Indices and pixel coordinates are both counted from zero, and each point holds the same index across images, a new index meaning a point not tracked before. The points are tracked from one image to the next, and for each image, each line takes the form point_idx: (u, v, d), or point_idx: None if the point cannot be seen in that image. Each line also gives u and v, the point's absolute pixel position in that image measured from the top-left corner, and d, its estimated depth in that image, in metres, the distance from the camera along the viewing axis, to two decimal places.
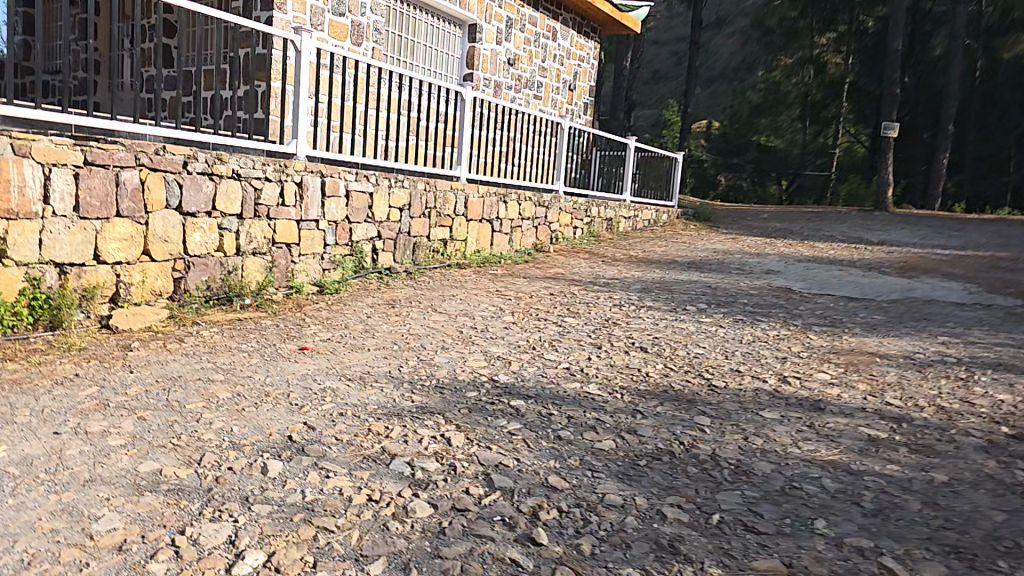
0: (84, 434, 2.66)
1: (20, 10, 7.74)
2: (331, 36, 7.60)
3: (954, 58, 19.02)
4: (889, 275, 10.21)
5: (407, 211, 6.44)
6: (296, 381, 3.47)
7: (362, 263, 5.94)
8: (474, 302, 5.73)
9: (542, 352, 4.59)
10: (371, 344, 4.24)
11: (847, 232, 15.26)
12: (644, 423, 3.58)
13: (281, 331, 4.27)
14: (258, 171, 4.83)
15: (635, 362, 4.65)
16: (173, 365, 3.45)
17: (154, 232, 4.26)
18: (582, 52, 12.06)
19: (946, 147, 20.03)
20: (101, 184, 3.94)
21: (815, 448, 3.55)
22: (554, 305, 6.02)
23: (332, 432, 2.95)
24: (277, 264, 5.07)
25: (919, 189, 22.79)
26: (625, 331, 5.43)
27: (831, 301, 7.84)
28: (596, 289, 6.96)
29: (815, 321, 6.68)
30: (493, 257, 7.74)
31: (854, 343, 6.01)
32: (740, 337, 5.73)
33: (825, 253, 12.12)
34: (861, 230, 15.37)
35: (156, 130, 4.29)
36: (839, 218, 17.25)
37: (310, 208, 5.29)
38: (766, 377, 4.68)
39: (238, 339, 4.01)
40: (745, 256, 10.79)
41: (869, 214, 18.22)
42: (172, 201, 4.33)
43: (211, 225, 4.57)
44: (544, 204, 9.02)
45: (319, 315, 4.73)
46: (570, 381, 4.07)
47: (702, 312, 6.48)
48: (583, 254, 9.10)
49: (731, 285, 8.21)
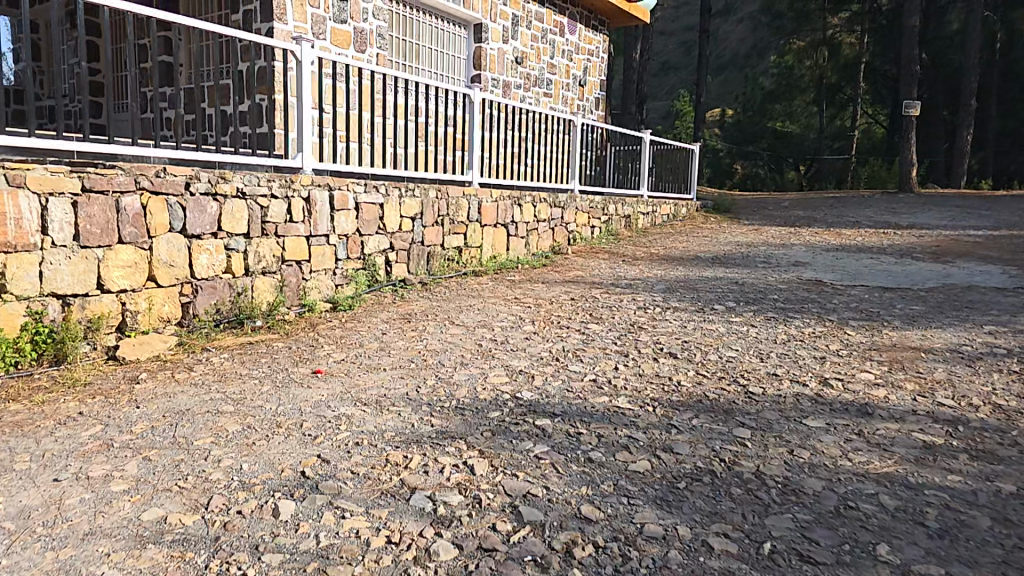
0: (85, 480, 2.53)
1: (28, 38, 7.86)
2: (334, 44, 7.47)
3: (974, 30, 18.46)
4: (923, 261, 9.78)
5: (420, 221, 6.28)
6: (310, 409, 3.31)
7: (376, 276, 5.80)
8: (492, 311, 5.54)
9: (566, 363, 4.37)
10: (388, 364, 4.07)
11: (874, 216, 14.74)
12: (679, 439, 3.34)
13: (293, 354, 4.12)
14: (263, 188, 4.70)
15: (665, 370, 4.41)
16: (181, 398, 3.32)
17: (159, 257, 4.14)
18: (591, 46, 11.78)
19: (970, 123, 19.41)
20: (101, 211, 3.82)
21: (867, 459, 3.27)
22: (576, 310, 5.80)
23: (347, 465, 2.78)
24: (288, 282, 4.95)
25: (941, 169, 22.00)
26: (652, 336, 5.19)
27: (866, 292, 7.48)
28: (618, 291, 6.73)
29: (851, 316, 6.35)
30: (510, 262, 7.54)
31: (895, 337, 5.67)
32: (774, 337, 5.45)
33: (853, 240, 11.69)
34: (889, 215, 14.83)
35: (157, 152, 4.18)
36: (863, 202, 16.71)
37: (319, 223, 5.16)
38: (806, 381, 4.40)
39: (249, 364, 3.87)
40: (770, 248, 10.43)
41: (893, 197, 17.63)
42: (176, 224, 4.21)
43: (217, 246, 4.45)
44: (559, 205, 8.80)
45: (333, 335, 4.58)
46: (597, 395, 3.85)
47: (731, 311, 6.20)
48: (602, 254, 8.86)
49: (758, 280, 7.90)
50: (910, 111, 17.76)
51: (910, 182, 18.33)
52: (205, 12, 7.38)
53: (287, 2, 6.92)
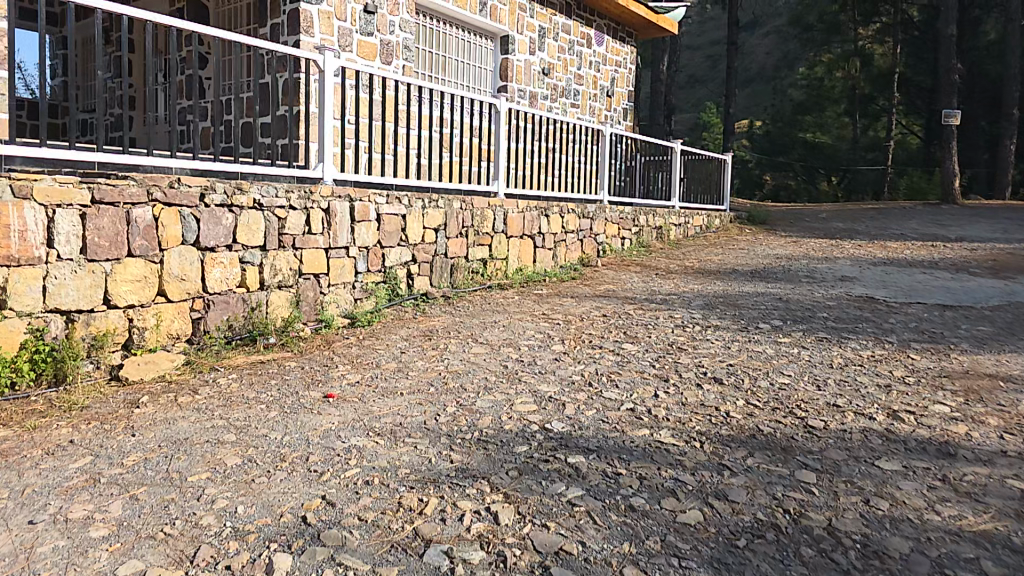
0: (63, 524, 2.25)
1: (59, 52, 8.06)
2: (360, 56, 7.26)
3: (1013, 40, 17.76)
4: (982, 276, 9.07)
5: (443, 232, 5.99)
6: (318, 440, 2.98)
7: (397, 290, 5.50)
8: (518, 328, 5.17)
9: (599, 389, 3.97)
10: (405, 388, 3.73)
11: (922, 228, 13.95)
12: (734, 484, 2.93)
13: (305, 374, 3.83)
14: (281, 199, 4.45)
15: (711, 399, 3.97)
16: (181, 425, 3.03)
17: (170, 271, 3.88)
18: (618, 57, 11.40)
19: (1013, 133, 18.51)
20: (110, 223, 3.59)
21: (959, 513, 2.81)
22: (608, 328, 5.39)
23: (355, 509, 2.44)
24: (304, 296, 4.67)
25: (983, 181, 21.01)
26: (692, 358, 4.74)
27: (925, 311, 6.88)
28: (652, 307, 6.30)
29: (913, 337, 5.78)
30: (538, 274, 7.18)
31: (967, 362, 5.11)
32: (828, 360, 4.94)
33: (901, 253, 10.99)
34: (937, 226, 14.03)
35: (172, 162, 3.94)
36: (906, 214, 15.92)
37: (339, 235, 4.90)
38: (872, 414, 3.92)
39: (258, 386, 3.59)
40: (812, 261, 9.84)
41: (938, 207, 16.77)
42: (188, 236, 3.95)
43: (232, 259, 4.19)
44: (588, 215, 8.42)
45: (349, 353, 4.28)
46: (636, 428, 3.44)
47: (777, 331, 5.71)
48: (633, 266, 8.43)
49: (803, 296, 7.36)
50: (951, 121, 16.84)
51: (954, 193, 17.42)
52: (233, 26, 7.27)
53: (313, 14, 6.75)
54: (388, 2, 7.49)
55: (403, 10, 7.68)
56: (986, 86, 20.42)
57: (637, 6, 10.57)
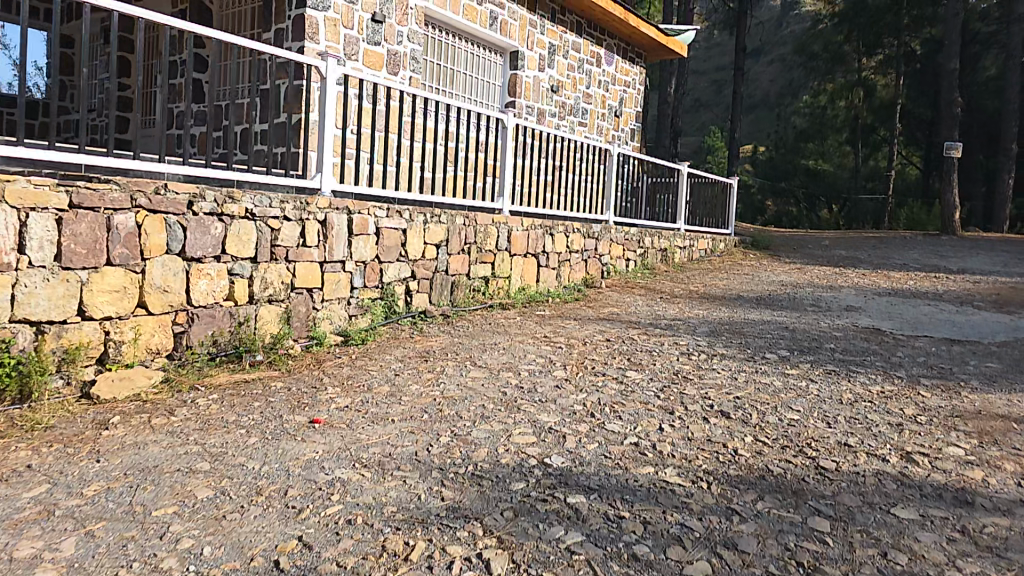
0: (8, 564, 2.04)
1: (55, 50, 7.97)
2: (366, 65, 7.16)
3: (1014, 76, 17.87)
4: (987, 310, 8.94)
5: (445, 248, 5.83)
6: (300, 472, 2.78)
7: (394, 307, 5.32)
8: (519, 352, 4.98)
9: (601, 420, 3.78)
10: (397, 414, 3.54)
11: (924, 259, 13.85)
12: (744, 531, 2.73)
13: (292, 396, 3.63)
14: (275, 209, 4.28)
15: (718, 434, 3.77)
16: (151, 450, 2.83)
17: (152, 282, 3.69)
18: (627, 77, 11.36)
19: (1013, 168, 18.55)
20: (88, 229, 3.39)
21: (983, 571, 2.61)
22: (611, 354, 5.21)
23: (334, 553, 2.24)
24: (296, 312, 4.48)
25: (981, 214, 21.06)
26: (699, 389, 4.56)
27: (932, 345, 6.72)
28: (657, 332, 6.12)
29: (922, 373, 5.62)
30: (541, 295, 7.01)
31: (978, 401, 4.93)
32: (838, 395, 4.75)
33: (905, 284, 10.87)
34: (939, 258, 13.94)
35: (159, 166, 3.76)
36: (907, 244, 15.86)
37: (335, 248, 4.72)
38: (885, 456, 3.72)
39: (240, 408, 3.38)
40: (817, 289, 9.71)
41: (940, 238, 16.72)
42: (173, 245, 3.78)
43: (220, 271, 4.01)
44: (593, 235, 8.28)
45: (340, 374, 4.07)
46: (640, 465, 3.25)
47: (785, 362, 5.53)
48: (638, 289, 8.27)
49: (810, 325, 7.20)
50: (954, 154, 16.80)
51: (954, 225, 17.39)
52: (236, 30, 7.17)
53: (319, 21, 6.66)
54: (397, 12, 7.41)
55: (411, 20, 7.60)
56: (984, 120, 20.63)
57: (646, 28, 10.56)
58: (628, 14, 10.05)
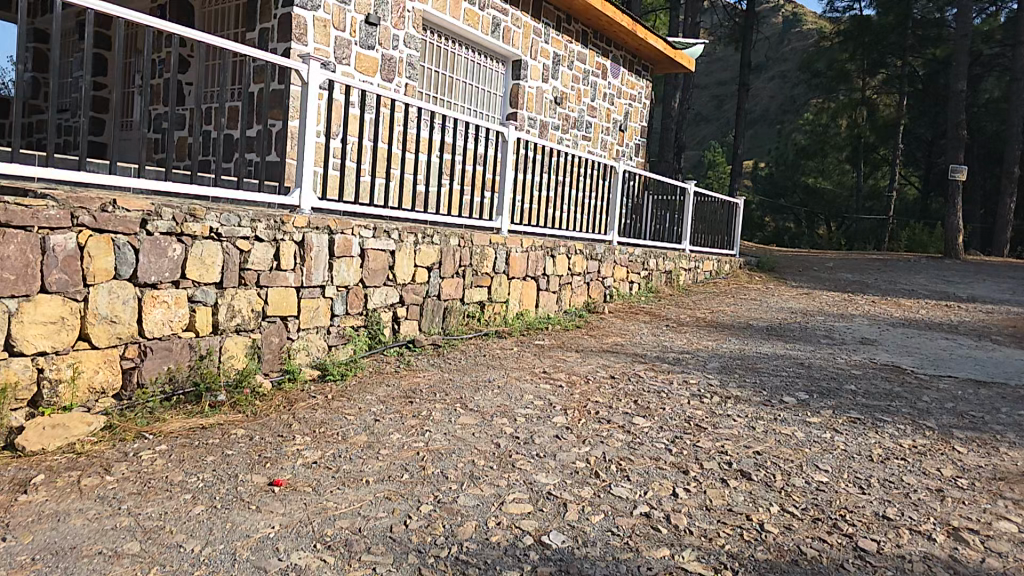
0: None
1: (30, 46, 7.72)
2: (358, 70, 6.76)
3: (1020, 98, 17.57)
4: (1006, 345, 8.46)
5: (437, 271, 5.38)
6: (249, 558, 2.34)
7: (379, 336, 4.86)
8: (514, 391, 4.51)
9: (606, 482, 3.33)
10: (374, 474, 3.07)
11: (929, 284, 13.42)
12: None
13: (252, 449, 3.17)
14: (245, 228, 3.83)
15: (740, 503, 3.30)
16: (72, 524, 2.44)
17: (96, 312, 3.24)
18: (633, 91, 11.01)
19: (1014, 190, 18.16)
20: (17, 252, 2.94)
21: None
22: (617, 395, 4.74)
23: None
24: (267, 343, 4.04)
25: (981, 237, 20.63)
26: (714, 441, 4.09)
27: (958, 388, 6.21)
28: (665, 368, 5.67)
29: (952, 423, 5.09)
30: (540, 321, 6.57)
31: (1019, 460, 4.39)
32: (867, 452, 4.26)
33: (917, 313, 10.42)
34: (947, 284, 13.51)
35: (107, 178, 3.31)
36: (911, 267, 15.43)
37: (314, 271, 4.27)
38: (929, 533, 3.22)
39: (189, 465, 2.94)
40: (828, 318, 9.25)
41: (941, 261, 16.36)
42: (123, 269, 3.33)
43: (178, 298, 3.57)
44: (596, 257, 7.85)
45: (312, 420, 3.60)
46: (654, 547, 2.78)
47: (805, 408, 5.06)
48: (642, 315, 7.83)
49: (826, 362, 6.72)
50: (957, 176, 16.29)
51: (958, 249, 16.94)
52: (221, 28, 6.78)
53: (308, 21, 6.26)
54: (393, 15, 7.03)
55: (408, 24, 7.20)
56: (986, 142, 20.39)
57: (654, 40, 10.23)
58: (635, 25, 9.71)
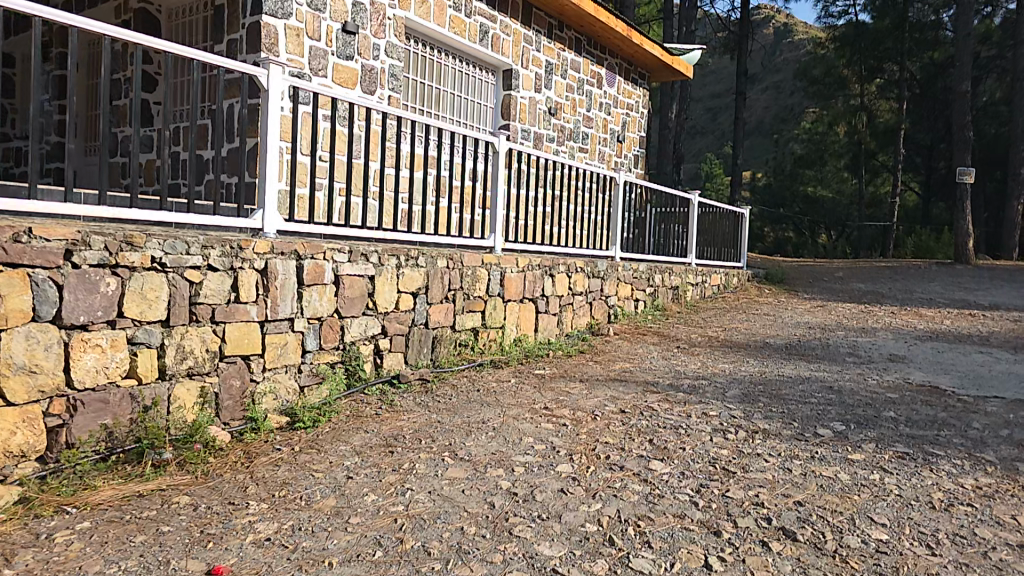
0: None
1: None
2: (337, 81, 6.35)
3: None
4: None
5: (424, 296, 4.85)
6: None
7: (359, 372, 4.33)
8: (512, 433, 3.94)
9: (623, 551, 2.75)
10: (339, 553, 2.52)
11: (946, 292, 12.79)
12: None
13: (193, 523, 2.63)
14: (194, 256, 3.32)
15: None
16: None
17: (11, 361, 2.72)
18: (630, 100, 10.56)
19: None
20: None
21: None
22: (629, 434, 4.16)
23: None
24: (224, 388, 3.51)
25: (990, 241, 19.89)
26: (746, 490, 3.50)
27: (1010, 411, 5.53)
28: (680, 398, 5.07)
29: (1015, 455, 4.44)
30: (540, 347, 6.02)
31: None
32: (926, 497, 3.64)
33: (942, 325, 9.77)
34: (964, 291, 12.87)
35: (23, 203, 2.81)
36: (925, 274, 14.81)
37: (280, 304, 3.76)
38: None
39: (112, 551, 2.41)
40: (850, 333, 8.62)
41: (954, 267, 15.73)
42: (44, 309, 2.82)
43: (115, 341, 3.06)
44: (599, 274, 7.31)
45: (273, 480, 3.06)
46: None
47: (844, 442, 4.45)
48: (650, 336, 7.26)
49: (857, 385, 6.09)
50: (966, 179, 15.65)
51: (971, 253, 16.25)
52: (190, 41, 6.40)
53: (279, 30, 5.85)
54: (372, 22, 6.61)
55: (389, 32, 6.78)
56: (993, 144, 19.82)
57: (651, 46, 9.80)
58: (630, 31, 9.29)
